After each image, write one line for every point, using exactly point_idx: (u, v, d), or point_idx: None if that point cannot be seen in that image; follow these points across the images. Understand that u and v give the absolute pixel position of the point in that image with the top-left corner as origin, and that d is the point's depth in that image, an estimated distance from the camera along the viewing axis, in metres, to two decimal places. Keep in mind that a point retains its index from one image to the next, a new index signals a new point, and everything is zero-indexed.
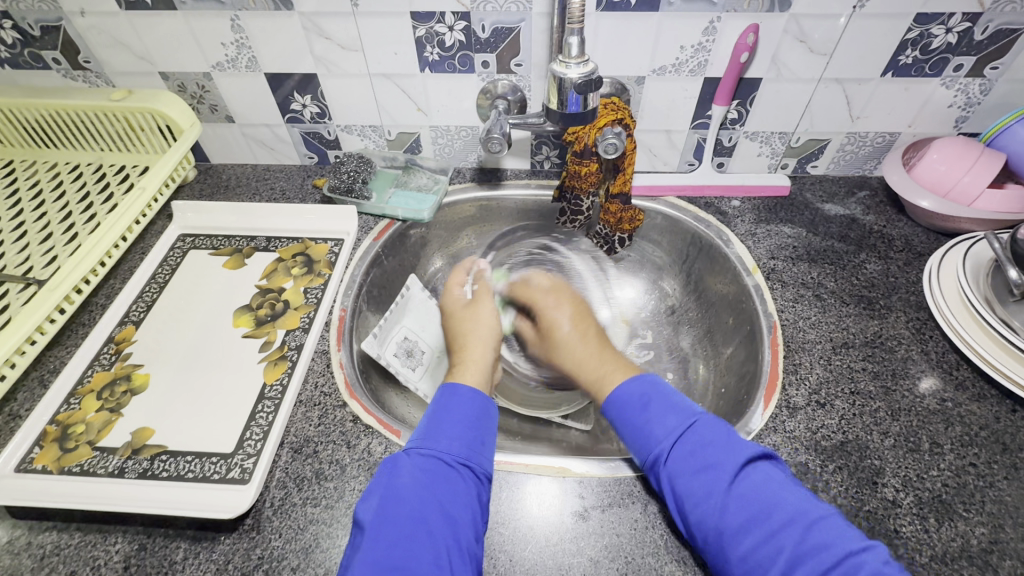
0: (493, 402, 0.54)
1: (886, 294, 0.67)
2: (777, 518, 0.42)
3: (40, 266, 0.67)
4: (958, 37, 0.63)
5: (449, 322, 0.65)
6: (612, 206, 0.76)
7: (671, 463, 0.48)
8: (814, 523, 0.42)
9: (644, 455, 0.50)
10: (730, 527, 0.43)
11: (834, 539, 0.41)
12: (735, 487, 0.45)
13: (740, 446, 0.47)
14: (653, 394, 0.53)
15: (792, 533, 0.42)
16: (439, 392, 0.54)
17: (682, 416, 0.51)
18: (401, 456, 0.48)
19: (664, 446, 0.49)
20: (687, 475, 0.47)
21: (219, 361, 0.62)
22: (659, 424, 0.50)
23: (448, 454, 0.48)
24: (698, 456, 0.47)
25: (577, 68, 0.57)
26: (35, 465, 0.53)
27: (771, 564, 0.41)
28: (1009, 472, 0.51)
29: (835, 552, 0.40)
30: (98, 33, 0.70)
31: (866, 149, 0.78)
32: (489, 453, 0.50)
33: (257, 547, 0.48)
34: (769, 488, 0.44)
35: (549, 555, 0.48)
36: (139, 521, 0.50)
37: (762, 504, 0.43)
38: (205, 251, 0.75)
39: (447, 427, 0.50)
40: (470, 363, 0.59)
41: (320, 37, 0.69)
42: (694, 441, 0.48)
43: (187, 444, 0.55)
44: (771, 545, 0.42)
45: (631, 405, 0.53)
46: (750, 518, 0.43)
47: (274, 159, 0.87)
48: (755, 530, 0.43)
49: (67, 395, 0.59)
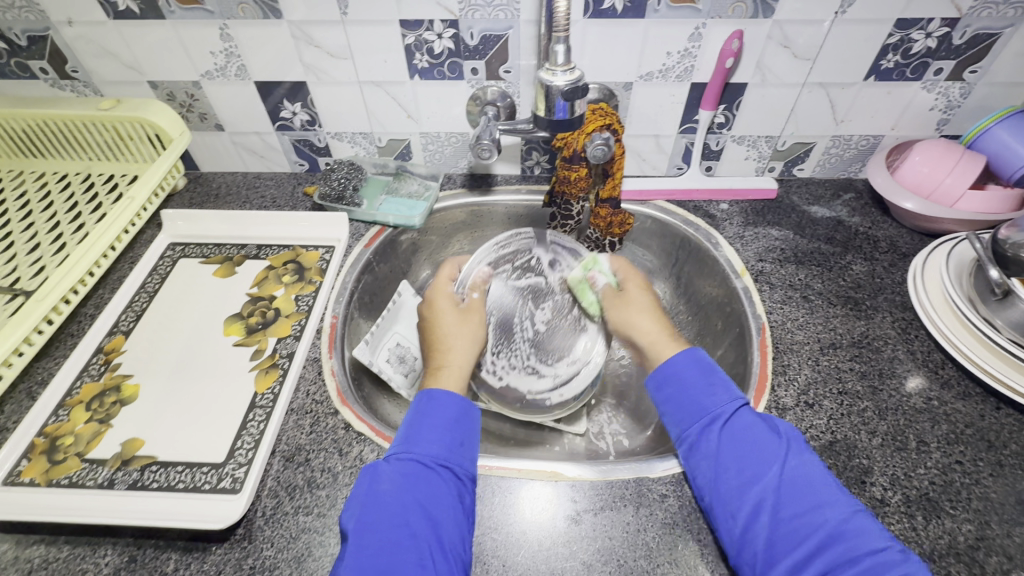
0: (473, 402, 0.54)
1: (872, 295, 0.68)
2: (826, 497, 0.44)
3: (28, 277, 0.66)
4: (937, 43, 0.65)
5: (433, 321, 0.62)
6: (602, 210, 0.76)
7: (725, 428, 0.49)
8: (858, 509, 0.43)
9: (696, 419, 0.50)
10: (780, 496, 0.45)
11: (875, 527, 0.42)
12: (789, 462, 0.46)
13: (792, 430, 0.49)
14: (715, 366, 0.54)
15: (837, 511, 0.43)
16: (416, 398, 0.53)
17: (740, 390, 0.52)
18: (380, 462, 0.48)
19: (721, 413, 0.50)
20: (742, 442, 0.48)
21: (210, 370, 0.62)
22: (721, 390, 0.51)
23: (426, 456, 0.48)
24: (751, 428, 0.48)
25: (564, 75, 0.57)
26: (23, 478, 0.53)
27: (810, 535, 0.42)
28: (994, 470, 0.52)
29: (877, 538, 0.41)
30: (86, 43, 0.70)
31: (851, 151, 0.79)
32: (469, 453, 0.50)
33: (249, 557, 0.48)
34: (819, 471, 0.46)
35: (542, 559, 0.48)
36: (129, 533, 0.49)
37: (813, 481, 0.45)
38: (195, 260, 0.75)
39: (425, 431, 0.49)
40: (449, 368, 0.58)
41: (310, 46, 0.69)
42: (748, 417, 0.49)
43: (177, 454, 0.54)
44: (816, 517, 0.43)
45: (693, 371, 0.53)
46: (801, 491, 0.44)
47: (264, 167, 0.87)
48: (803, 503, 0.44)
49: (55, 406, 0.58)
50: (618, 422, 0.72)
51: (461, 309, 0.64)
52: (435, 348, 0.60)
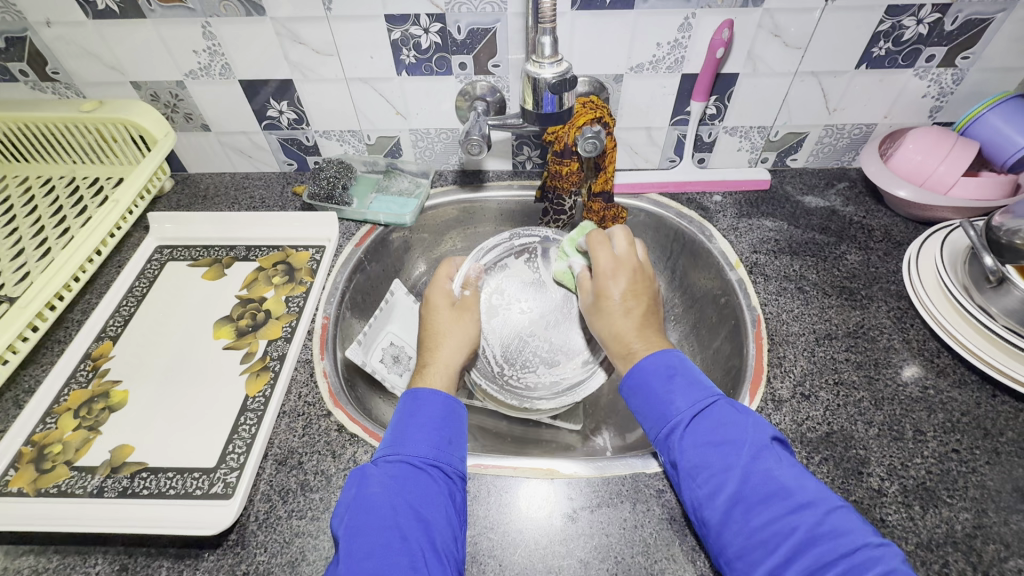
0: (460, 400, 0.54)
1: (867, 284, 0.67)
2: (796, 499, 0.42)
3: (13, 283, 0.65)
4: (929, 29, 0.64)
5: (426, 315, 0.64)
6: (595, 204, 0.75)
7: (689, 434, 0.48)
8: (834, 509, 0.42)
9: (660, 426, 0.50)
10: (746, 502, 0.43)
11: (851, 527, 0.41)
12: (755, 465, 0.45)
13: (761, 427, 0.47)
14: (678, 367, 0.52)
15: (809, 514, 0.41)
16: (400, 400, 0.53)
17: (704, 391, 0.50)
18: (368, 466, 0.47)
19: (683, 418, 0.49)
20: (706, 447, 0.47)
21: (199, 375, 0.61)
22: (681, 396, 0.50)
23: (414, 457, 0.47)
24: (715, 432, 0.47)
25: (551, 68, 0.57)
26: (11, 488, 0.52)
27: (782, 541, 0.41)
28: (991, 458, 0.52)
29: (852, 539, 0.40)
30: (66, 44, 0.69)
31: (844, 140, 0.79)
32: (457, 451, 0.49)
33: (242, 562, 0.47)
34: (789, 470, 0.44)
35: (539, 558, 0.48)
36: (120, 542, 0.49)
37: (782, 482, 0.43)
38: (184, 263, 0.74)
39: (412, 431, 0.49)
40: (434, 365, 0.58)
41: (296, 43, 0.68)
42: (714, 418, 0.48)
43: (168, 460, 0.54)
44: (786, 521, 0.41)
45: (654, 378, 0.52)
46: (768, 496, 0.43)
47: (252, 167, 0.86)
48: (773, 508, 0.42)
49: (43, 414, 0.57)
50: (614, 417, 0.72)
51: (454, 309, 0.65)
52: (424, 345, 0.61)
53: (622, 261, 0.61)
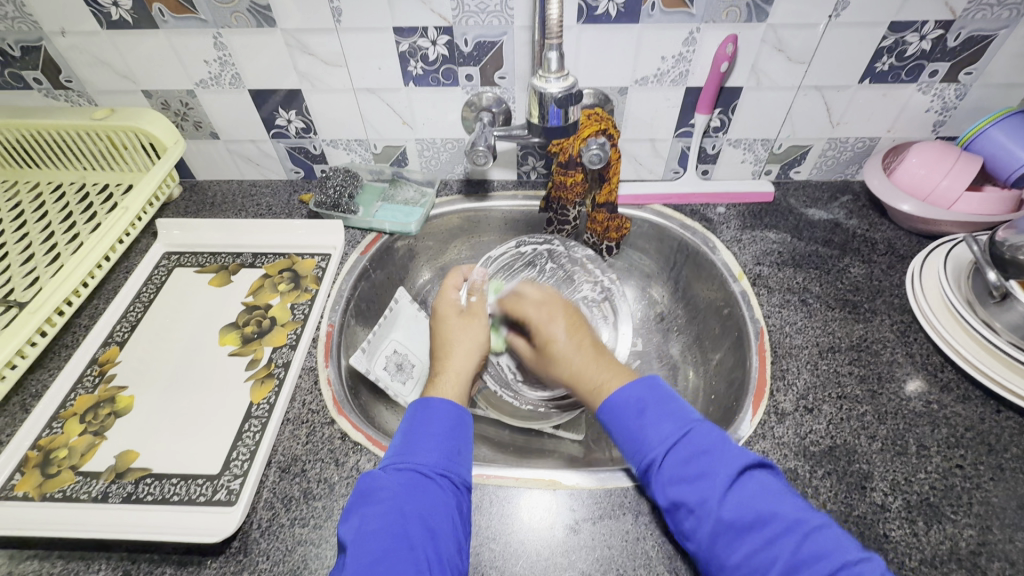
0: (468, 412, 0.54)
1: (871, 297, 0.68)
2: (774, 528, 0.42)
3: (22, 288, 0.66)
4: (932, 45, 0.65)
5: (436, 326, 0.64)
6: (599, 215, 0.75)
7: (665, 471, 0.47)
8: (812, 532, 0.41)
9: (637, 463, 0.49)
10: (726, 535, 0.43)
11: (832, 548, 0.41)
12: (731, 496, 0.44)
13: (736, 454, 0.46)
14: (648, 402, 0.51)
15: (788, 541, 0.41)
16: (412, 407, 0.53)
17: (676, 425, 0.49)
18: (378, 471, 0.47)
19: (657, 454, 0.48)
20: (683, 483, 0.46)
21: (204, 381, 0.61)
22: (654, 432, 0.49)
23: (425, 465, 0.47)
24: (690, 465, 0.46)
25: (557, 82, 0.57)
26: (17, 492, 0.52)
27: (765, 573, 0.41)
28: (995, 474, 0.51)
29: (831, 562, 0.40)
30: (79, 53, 0.70)
31: (848, 153, 0.79)
32: (466, 462, 0.50)
33: (244, 570, 0.47)
34: (766, 496, 0.44)
35: (541, 569, 0.48)
36: (123, 548, 0.49)
37: (758, 512, 0.43)
38: (191, 269, 0.75)
39: (423, 440, 0.49)
40: (446, 375, 0.58)
41: (304, 54, 0.69)
42: (689, 449, 0.47)
43: (172, 466, 0.54)
44: (767, 552, 0.41)
45: (626, 416, 0.51)
46: (746, 527, 0.43)
47: (259, 174, 0.87)
48: (753, 538, 0.42)
49: (50, 418, 0.58)
50: None
51: (462, 318, 0.64)
52: (437, 354, 0.61)
53: (548, 303, 0.65)
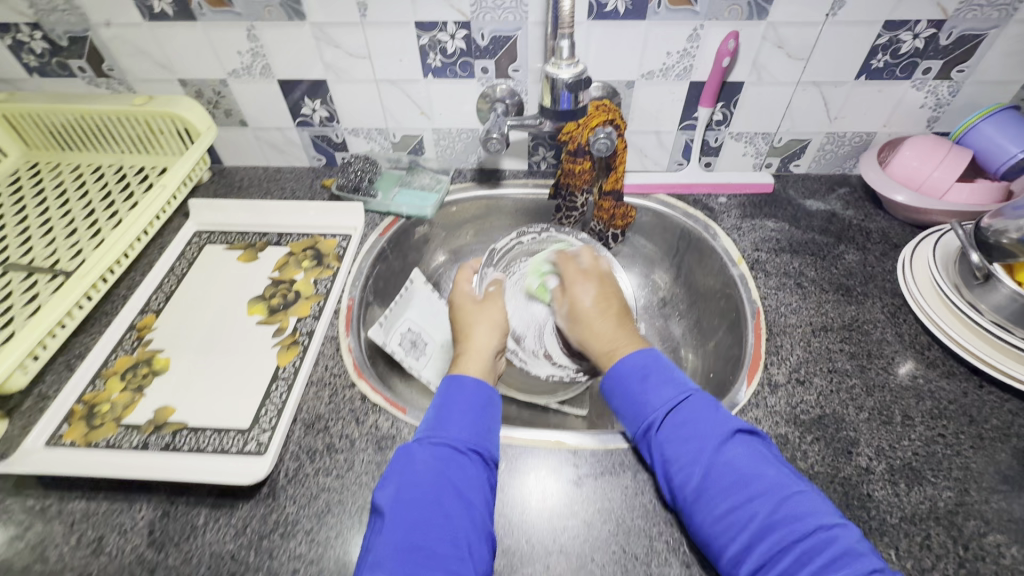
0: (495, 391, 0.58)
1: (863, 282, 0.71)
2: (756, 488, 0.45)
3: (67, 259, 0.71)
4: (925, 43, 0.68)
5: (456, 315, 0.69)
6: (606, 202, 0.79)
7: (662, 432, 0.51)
8: (791, 496, 0.45)
9: (637, 423, 0.53)
10: (710, 492, 0.46)
11: (807, 511, 0.44)
12: (719, 457, 0.48)
13: (727, 420, 0.50)
14: (653, 368, 0.55)
15: (764, 502, 0.45)
16: (444, 385, 0.57)
17: (677, 389, 0.53)
18: (413, 445, 0.51)
19: (657, 415, 0.52)
20: (676, 444, 0.50)
21: (234, 346, 0.66)
22: (654, 394, 0.53)
23: (458, 441, 0.51)
24: (683, 427, 0.50)
25: (569, 68, 0.62)
26: (64, 440, 0.57)
27: (741, 529, 0.44)
28: (975, 442, 0.54)
29: (806, 523, 0.43)
30: (122, 43, 0.76)
31: (845, 147, 0.82)
32: (494, 439, 0.53)
33: (273, 512, 0.51)
34: (751, 461, 0.47)
35: (546, 518, 0.51)
36: (163, 491, 0.53)
37: (742, 473, 0.46)
38: (220, 246, 0.79)
39: (454, 417, 0.53)
40: (468, 353, 0.62)
41: (330, 46, 0.73)
42: (682, 415, 0.51)
43: (206, 421, 0.58)
44: (744, 511, 0.45)
45: (631, 376, 0.55)
46: (730, 485, 0.46)
47: (284, 161, 0.92)
48: (732, 497, 0.46)
49: (92, 376, 0.63)
50: None
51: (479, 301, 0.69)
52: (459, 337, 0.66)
53: (590, 271, 0.70)
